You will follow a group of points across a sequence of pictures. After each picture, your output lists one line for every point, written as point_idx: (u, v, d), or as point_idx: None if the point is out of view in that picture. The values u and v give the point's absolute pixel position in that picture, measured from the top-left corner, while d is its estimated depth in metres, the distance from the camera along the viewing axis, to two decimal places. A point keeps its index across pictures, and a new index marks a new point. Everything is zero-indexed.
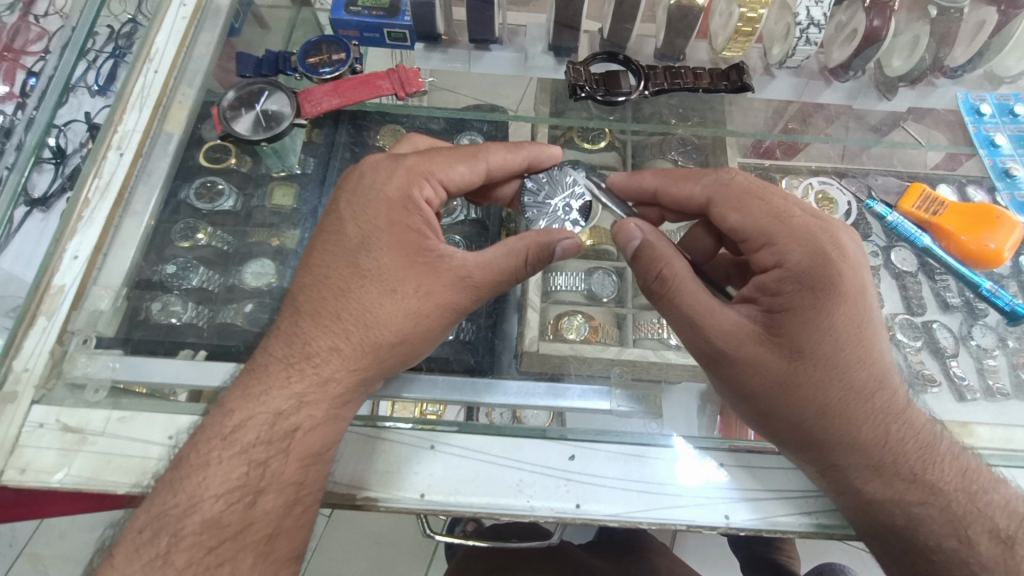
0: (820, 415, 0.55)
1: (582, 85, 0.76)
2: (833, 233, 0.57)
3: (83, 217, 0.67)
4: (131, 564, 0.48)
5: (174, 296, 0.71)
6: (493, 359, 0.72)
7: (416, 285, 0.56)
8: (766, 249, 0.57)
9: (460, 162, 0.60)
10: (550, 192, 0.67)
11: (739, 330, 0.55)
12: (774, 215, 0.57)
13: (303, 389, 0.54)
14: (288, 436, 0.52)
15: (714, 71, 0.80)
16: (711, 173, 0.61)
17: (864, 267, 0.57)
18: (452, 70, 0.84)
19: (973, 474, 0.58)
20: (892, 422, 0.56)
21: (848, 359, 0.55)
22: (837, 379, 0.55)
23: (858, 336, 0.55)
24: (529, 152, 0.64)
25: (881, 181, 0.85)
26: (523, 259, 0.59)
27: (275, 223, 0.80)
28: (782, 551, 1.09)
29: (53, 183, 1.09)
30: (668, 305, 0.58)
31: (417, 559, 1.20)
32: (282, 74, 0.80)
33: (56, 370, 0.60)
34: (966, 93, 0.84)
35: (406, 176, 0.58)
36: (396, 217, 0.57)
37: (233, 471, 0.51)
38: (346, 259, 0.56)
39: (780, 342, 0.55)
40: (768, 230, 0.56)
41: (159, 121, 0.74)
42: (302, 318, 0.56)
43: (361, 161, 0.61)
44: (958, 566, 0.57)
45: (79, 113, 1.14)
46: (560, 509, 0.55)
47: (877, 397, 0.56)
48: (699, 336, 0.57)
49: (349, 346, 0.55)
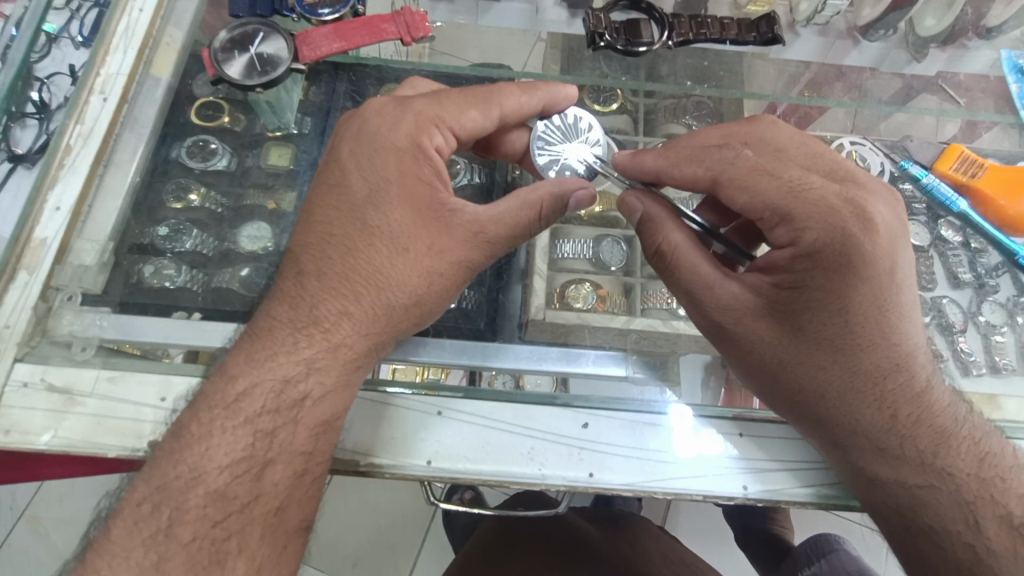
0: (823, 395, 0.53)
1: (602, 32, 0.72)
2: (860, 207, 0.49)
3: (64, 164, 0.62)
4: (131, 540, 0.46)
5: (166, 259, 0.68)
6: (496, 326, 0.69)
7: (429, 242, 0.54)
8: (781, 226, 0.50)
9: (473, 107, 0.56)
10: (564, 137, 0.63)
11: (740, 306, 0.53)
12: (792, 191, 0.49)
13: (313, 354, 0.51)
14: (298, 405, 0.50)
15: (742, 21, 0.75)
16: (719, 149, 0.53)
17: (894, 244, 0.50)
18: (455, 24, 0.78)
19: (990, 459, 0.55)
20: (903, 405, 0.53)
21: (858, 341, 0.51)
22: (844, 360, 0.52)
23: (872, 319, 0.50)
24: (544, 93, 0.61)
25: (918, 144, 0.77)
26: (538, 212, 0.57)
27: (271, 185, 0.76)
28: (776, 521, 1.08)
29: (37, 139, 1.04)
30: (669, 278, 0.57)
31: (415, 527, 1.20)
32: (278, 15, 0.74)
33: (40, 327, 0.56)
34: (1010, 51, 0.78)
35: (416, 122, 0.54)
36: (406, 167, 0.54)
37: (238, 442, 0.48)
38: (353, 215, 0.53)
39: (783, 319, 0.52)
40: (782, 208, 0.49)
41: (143, 65, 0.70)
42: (307, 279, 0.52)
43: (363, 106, 0.56)
44: (966, 552, 0.54)
45: (63, 65, 1.07)
46: (572, 478, 0.54)
47: (889, 380, 0.52)
48: (698, 309, 0.56)
49: (359, 308, 0.52)
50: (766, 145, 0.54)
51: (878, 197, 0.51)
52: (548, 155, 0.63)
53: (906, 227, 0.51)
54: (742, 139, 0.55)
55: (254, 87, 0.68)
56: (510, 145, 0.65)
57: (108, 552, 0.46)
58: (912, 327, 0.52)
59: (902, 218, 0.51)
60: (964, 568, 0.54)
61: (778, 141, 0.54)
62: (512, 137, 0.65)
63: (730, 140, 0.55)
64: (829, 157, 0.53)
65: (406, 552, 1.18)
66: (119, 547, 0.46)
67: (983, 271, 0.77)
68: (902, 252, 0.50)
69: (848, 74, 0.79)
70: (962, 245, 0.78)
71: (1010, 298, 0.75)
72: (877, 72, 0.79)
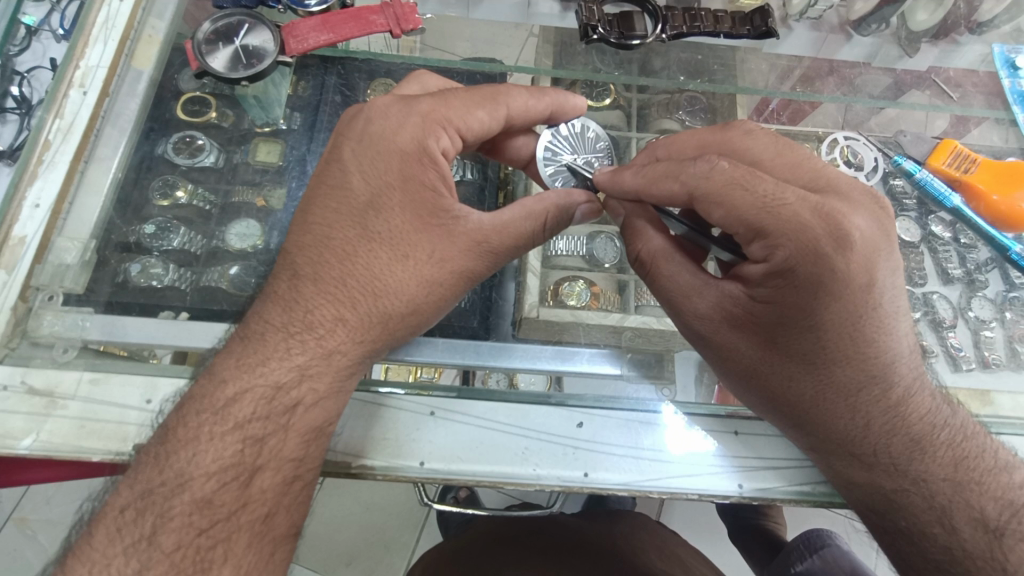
0: (798, 405, 0.53)
1: (595, 25, 0.71)
2: (834, 223, 0.46)
3: (43, 160, 0.62)
4: (113, 546, 0.45)
5: (153, 257, 0.66)
6: (491, 325, 0.68)
7: (430, 250, 0.53)
8: (755, 242, 0.48)
9: (480, 107, 0.56)
10: (571, 146, 0.65)
11: (715, 314, 0.53)
12: (767, 206, 0.46)
13: (306, 361, 0.50)
14: (289, 412, 0.49)
15: (737, 15, 0.75)
16: (694, 161, 0.50)
17: (870, 260, 0.47)
18: (446, 15, 0.77)
19: (967, 462, 0.54)
20: (878, 414, 0.52)
21: (830, 356, 0.50)
22: (816, 373, 0.51)
23: (845, 336, 0.49)
24: (552, 100, 0.60)
25: (912, 139, 0.76)
26: (541, 222, 0.57)
27: (259, 181, 0.74)
28: (770, 517, 1.08)
29: (17, 134, 1.00)
30: (652, 284, 0.58)
31: (409, 525, 1.19)
32: (264, 6, 0.72)
33: (19, 328, 0.55)
34: (1001, 46, 0.78)
35: (423, 123, 0.54)
36: (409, 171, 0.53)
37: (227, 449, 0.47)
38: (356, 219, 0.52)
39: (757, 330, 0.52)
40: (756, 223, 0.47)
41: (125, 57, 0.69)
42: (303, 283, 0.51)
43: (367, 104, 0.56)
44: (943, 553, 0.54)
45: (44, 59, 1.04)
46: (567, 478, 0.53)
47: (862, 392, 0.52)
48: (677, 315, 0.56)
49: (355, 315, 0.51)
50: (748, 156, 0.54)
51: (856, 209, 0.48)
52: (555, 165, 0.64)
53: (889, 239, 0.49)
54: (717, 149, 0.56)
55: (240, 81, 0.66)
56: (514, 150, 0.65)
57: (89, 559, 0.44)
58: (890, 340, 0.50)
59: (884, 229, 0.48)
60: (943, 568, 0.54)
61: (754, 152, 0.54)
62: (518, 143, 0.65)
63: (705, 151, 0.57)
64: (811, 166, 0.52)
65: (399, 551, 1.17)
66: (100, 554, 0.45)
67: (974, 266, 0.76)
68: (881, 266, 0.48)
69: (840, 69, 0.79)
70: (951, 241, 0.77)
71: (998, 293, 0.75)
72: (870, 66, 0.79)
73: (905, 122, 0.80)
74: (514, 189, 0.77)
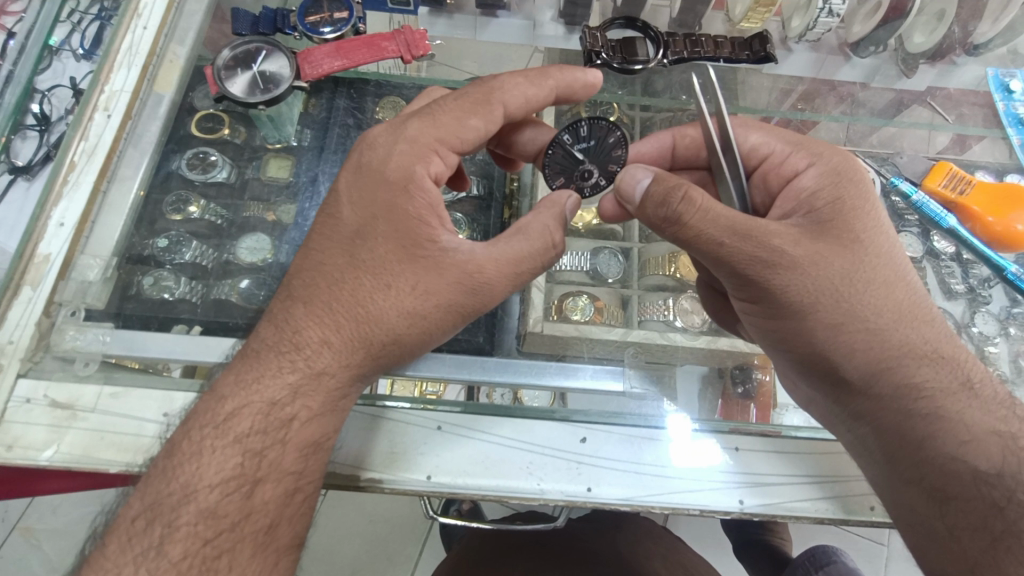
0: (891, 315, 0.53)
1: (598, 51, 0.74)
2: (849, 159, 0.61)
3: (69, 181, 0.63)
4: (124, 555, 0.46)
5: (166, 270, 0.68)
6: (495, 339, 0.69)
7: (414, 282, 0.52)
8: (795, 158, 0.59)
9: (471, 115, 0.57)
10: (586, 145, 0.63)
11: (790, 232, 0.52)
12: (794, 142, 0.60)
13: (297, 380, 0.51)
14: (285, 426, 0.50)
15: (736, 40, 0.77)
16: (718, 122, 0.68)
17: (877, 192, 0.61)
18: (458, 37, 0.80)
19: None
20: (945, 334, 0.56)
21: (896, 257, 0.55)
22: (893, 279, 0.54)
23: (892, 252, 0.55)
24: (556, 81, 0.61)
25: (907, 160, 0.79)
26: (552, 241, 0.57)
27: (271, 198, 0.76)
28: (775, 533, 1.08)
29: (38, 151, 1.03)
30: (703, 219, 0.51)
31: (412, 538, 1.19)
32: (281, 32, 0.78)
33: (43, 343, 0.57)
34: (995, 70, 0.80)
35: (412, 148, 0.56)
36: (397, 201, 0.54)
37: (228, 461, 0.48)
38: (348, 247, 0.54)
39: (834, 236, 0.53)
40: (798, 141, 0.60)
41: (147, 81, 0.71)
42: (295, 304, 0.53)
43: (360, 138, 0.58)
44: None
45: (64, 78, 1.08)
46: (571, 493, 0.54)
47: (926, 306, 0.56)
48: (750, 245, 0.51)
49: (338, 338, 0.52)
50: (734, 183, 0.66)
51: None
52: (560, 147, 0.63)
53: None
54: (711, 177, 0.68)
55: (258, 104, 0.69)
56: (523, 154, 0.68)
57: (101, 567, 0.46)
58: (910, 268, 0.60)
59: None
60: None
61: None
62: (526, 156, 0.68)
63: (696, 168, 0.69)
64: None
65: (402, 563, 1.18)
66: (112, 562, 0.46)
67: (975, 282, 0.77)
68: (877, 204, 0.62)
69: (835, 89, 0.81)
70: (953, 258, 0.78)
71: (1003, 309, 0.76)
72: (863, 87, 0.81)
73: (908, 141, 0.81)
74: (519, 206, 0.79)
